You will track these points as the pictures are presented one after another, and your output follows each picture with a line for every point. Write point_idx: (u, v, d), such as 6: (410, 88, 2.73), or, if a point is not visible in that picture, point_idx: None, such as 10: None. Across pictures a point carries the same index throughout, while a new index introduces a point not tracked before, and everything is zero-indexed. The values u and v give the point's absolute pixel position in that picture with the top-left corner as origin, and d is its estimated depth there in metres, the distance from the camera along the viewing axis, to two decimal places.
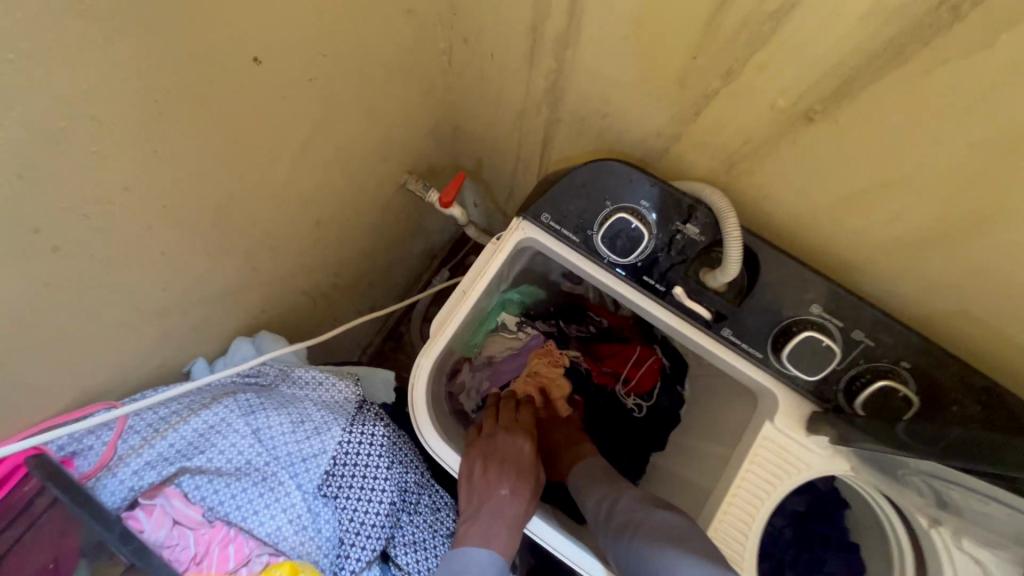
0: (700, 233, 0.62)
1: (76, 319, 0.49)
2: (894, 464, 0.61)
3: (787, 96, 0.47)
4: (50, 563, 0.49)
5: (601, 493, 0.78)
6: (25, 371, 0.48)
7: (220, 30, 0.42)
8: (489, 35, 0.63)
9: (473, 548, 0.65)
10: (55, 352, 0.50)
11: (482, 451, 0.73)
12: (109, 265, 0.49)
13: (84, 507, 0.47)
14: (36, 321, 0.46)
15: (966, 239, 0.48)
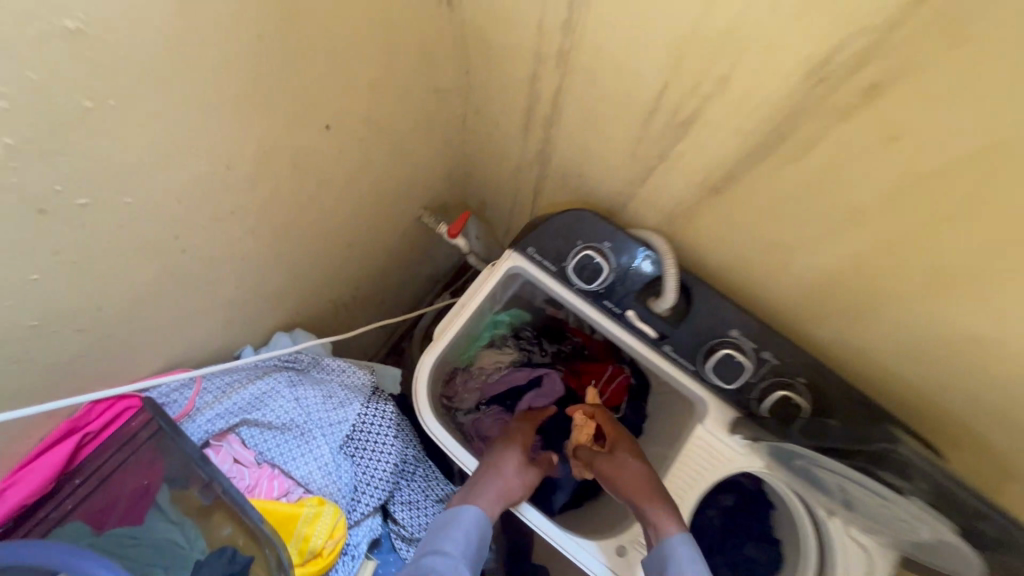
0: (647, 268, 0.81)
1: (178, 313, 0.66)
2: (797, 457, 0.73)
3: (701, 177, 0.65)
4: (143, 483, 0.66)
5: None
6: (143, 353, 0.64)
7: (311, 108, 0.62)
8: (496, 110, 0.83)
9: (467, 505, 0.76)
10: (164, 337, 0.66)
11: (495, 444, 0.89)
12: (208, 271, 0.66)
13: (178, 434, 0.65)
14: (155, 311, 0.62)
15: (831, 284, 0.66)
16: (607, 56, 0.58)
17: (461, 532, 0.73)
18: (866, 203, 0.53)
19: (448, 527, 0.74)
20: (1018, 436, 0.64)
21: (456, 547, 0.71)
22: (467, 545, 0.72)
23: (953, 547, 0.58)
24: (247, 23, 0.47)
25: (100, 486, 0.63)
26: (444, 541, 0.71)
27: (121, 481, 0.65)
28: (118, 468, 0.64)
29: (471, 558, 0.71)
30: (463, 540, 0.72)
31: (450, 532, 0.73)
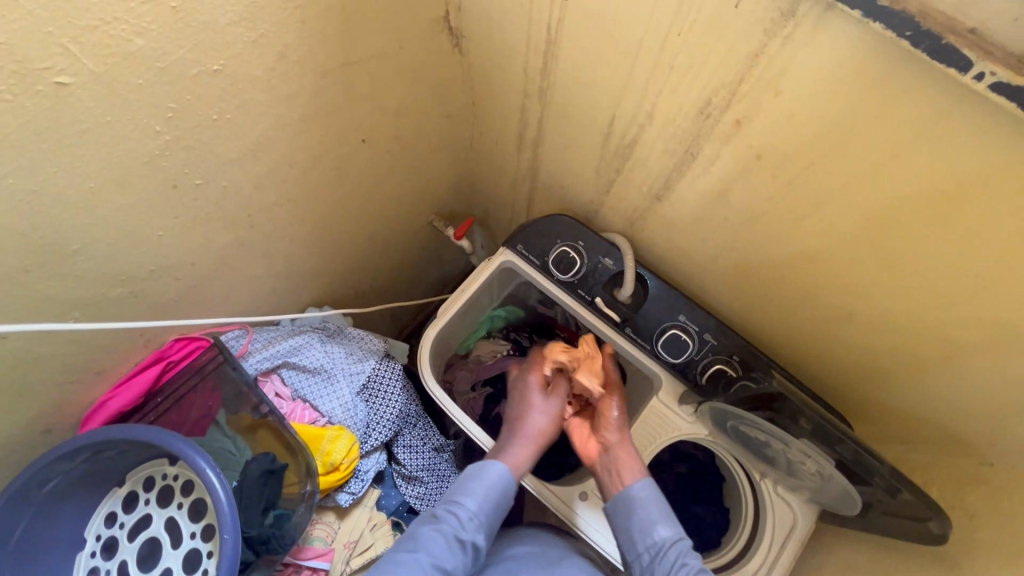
0: (612, 263, 1.00)
1: (243, 278, 0.85)
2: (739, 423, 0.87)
3: (646, 186, 0.84)
4: (208, 403, 0.87)
5: (644, 522, 0.81)
6: (214, 305, 0.83)
7: (354, 126, 0.83)
8: (494, 134, 1.04)
9: (492, 463, 0.85)
10: (229, 297, 0.85)
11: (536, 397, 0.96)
12: (267, 247, 0.86)
13: (235, 367, 0.85)
14: (227, 273, 0.81)
15: (749, 273, 0.84)
16: (574, 94, 0.78)
17: (481, 489, 0.83)
18: (756, 207, 0.71)
19: (473, 484, 0.83)
20: (892, 391, 0.81)
21: (472, 502, 0.82)
22: (485, 502, 0.83)
23: (830, 473, 0.79)
24: (318, 68, 0.69)
25: (179, 402, 0.85)
26: (463, 495, 0.82)
27: (192, 400, 0.86)
28: (190, 391, 0.85)
29: (487, 513, 0.83)
30: (481, 496, 0.83)
31: (470, 488, 0.83)
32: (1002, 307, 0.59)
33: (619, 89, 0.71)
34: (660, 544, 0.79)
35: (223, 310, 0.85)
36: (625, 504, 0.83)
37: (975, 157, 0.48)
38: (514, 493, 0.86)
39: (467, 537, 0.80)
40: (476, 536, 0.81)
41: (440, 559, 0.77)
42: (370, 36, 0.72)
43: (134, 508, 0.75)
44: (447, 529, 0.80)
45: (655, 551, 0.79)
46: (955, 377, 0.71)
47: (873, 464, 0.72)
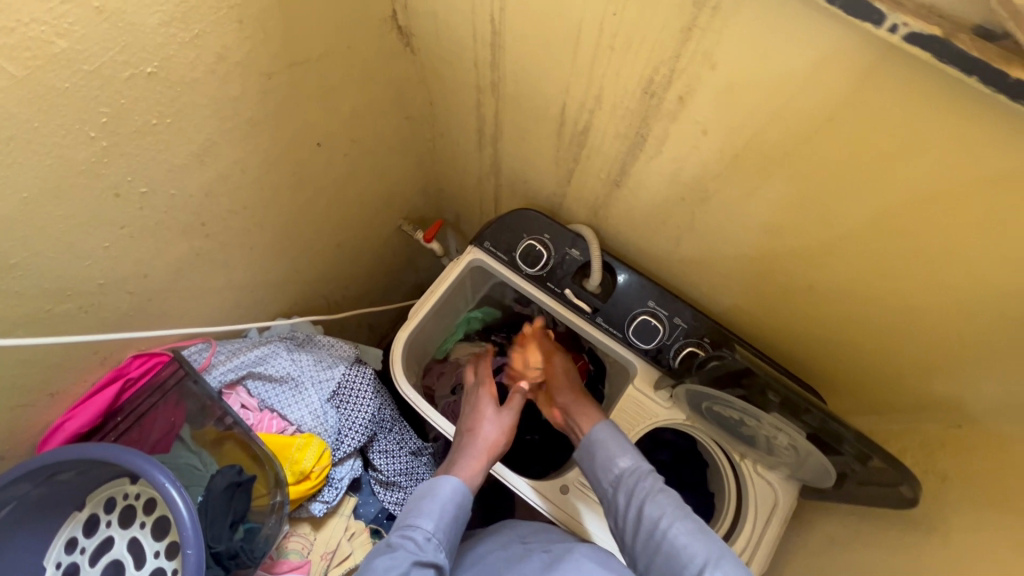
0: (579, 254, 1.00)
1: (202, 289, 0.83)
2: (713, 404, 0.87)
3: (604, 171, 0.84)
4: (171, 418, 0.85)
5: (604, 460, 0.89)
6: (174, 319, 0.81)
7: (307, 128, 0.82)
8: (455, 133, 1.04)
9: (446, 479, 0.84)
10: (189, 309, 0.83)
11: (489, 407, 0.98)
12: (225, 256, 0.84)
13: (198, 381, 0.83)
14: (184, 284, 0.79)
15: (712, 252, 0.84)
16: (525, 83, 0.79)
17: (436, 508, 0.81)
18: (710, 183, 0.72)
19: (429, 503, 0.81)
20: (859, 361, 0.81)
21: (429, 523, 0.79)
22: (441, 519, 0.80)
23: (805, 446, 0.79)
24: (261, 69, 0.68)
25: (140, 421, 0.83)
26: (419, 517, 0.80)
27: (155, 416, 0.84)
28: (152, 407, 0.83)
29: (446, 532, 0.80)
30: (438, 515, 0.80)
31: (425, 510, 0.81)
32: (954, 263, 0.59)
33: (567, 76, 0.72)
34: (621, 474, 0.87)
35: (182, 322, 0.83)
36: (586, 449, 0.92)
37: (906, 113, 0.49)
38: (469, 507, 0.85)
39: (429, 558, 0.76)
40: (436, 554, 0.77)
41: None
42: (315, 36, 0.71)
43: (96, 531, 0.72)
44: (408, 553, 0.75)
45: (619, 483, 0.87)
46: (917, 339, 0.71)
47: (840, 431, 0.72)
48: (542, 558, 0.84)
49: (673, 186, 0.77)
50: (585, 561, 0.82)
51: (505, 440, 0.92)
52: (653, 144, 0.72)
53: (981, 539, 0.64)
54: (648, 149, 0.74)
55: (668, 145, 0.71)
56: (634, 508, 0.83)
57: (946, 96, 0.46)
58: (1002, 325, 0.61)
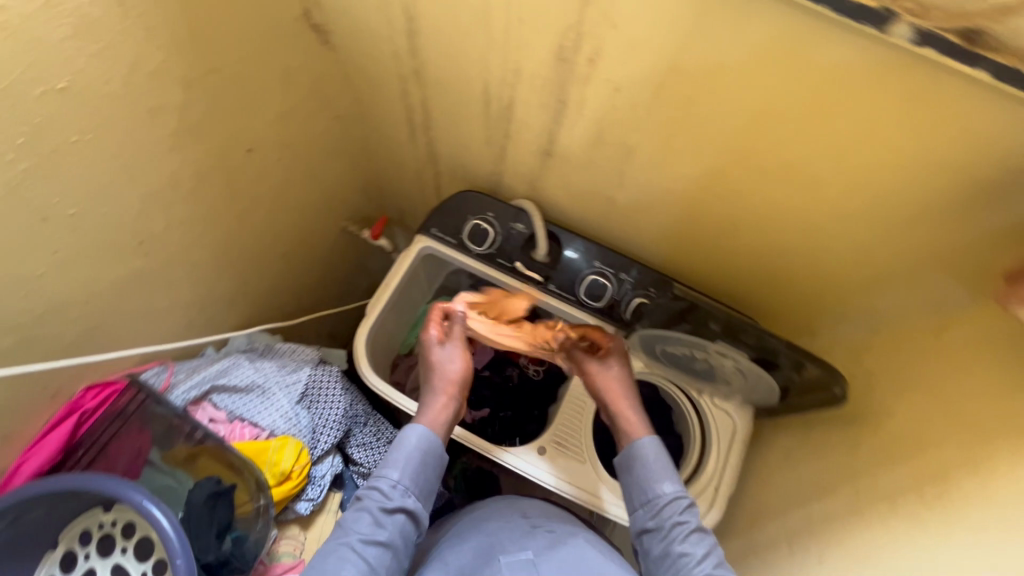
0: (523, 227, 1.03)
1: (150, 311, 0.82)
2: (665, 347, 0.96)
3: (535, 143, 0.89)
4: (138, 444, 0.84)
5: (645, 480, 0.82)
6: (125, 343, 0.80)
7: (235, 134, 0.82)
8: (386, 126, 1.06)
9: (410, 426, 0.81)
10: (140, 332, 0.82)
11: (438, 351, 0.91)
12: (170, 274, 0.83)
13: (161, 401, 0.83)
14: (129, 306, 0.78)
15: (644, 207, 0.90)
16: (447, 67, 0.82)
17: (402, 457, 0.78)
18: (629, 139, 0.77)
19: (394, 453, 0.79)
20: (787, 287, 0.90)
21: (394, 471, 0.77)
22: (410, 467, 0.78)
23: (749, 367, 0.89)
24: (179, 77, 0.68)
25: (104, 451, 0.82)
26: (388, 468, 0.78)
27: (119, 444, 0.83)
28: (115, 436, 0.82)
29: (414, 477, 0.78)
30: (404, 464, 0.78)
31: (390, 459, 0.79)
32: (844, 180, 0.67)
33: (484, 54, 0.75)
34: (658, 501, 0.80)
35: (134, 347, 0.82)
36: (626, 461, 0.84)
37: (780, 48, 0.56)
38: (441, 450, 0.82)
39: (396, 505, 0.75)
40: (406, 500, 0.76)
41: (372, 533, 0.73)
42: (228, 39, 0.72)
43: (75, 566, 0.71)
44: (374, 504, 0.75)
45: (653, 508, 0.80)
46: (830, 258, 0.80)
47: (774, 345, 0.86)
48: (545, 537, 0.82)
49: (598, 147, 0.82)
50: (588, 551, 0.79)
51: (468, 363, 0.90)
52: (573, 108, 0.77)
53: (902, 419, 0.73)
54: (571, 115, 0.78)
55: (587, 108, 0.76)
56: (663, 540, 0.77)
57: (808, 26, 0.53)
58: (895, 228, 0.70)
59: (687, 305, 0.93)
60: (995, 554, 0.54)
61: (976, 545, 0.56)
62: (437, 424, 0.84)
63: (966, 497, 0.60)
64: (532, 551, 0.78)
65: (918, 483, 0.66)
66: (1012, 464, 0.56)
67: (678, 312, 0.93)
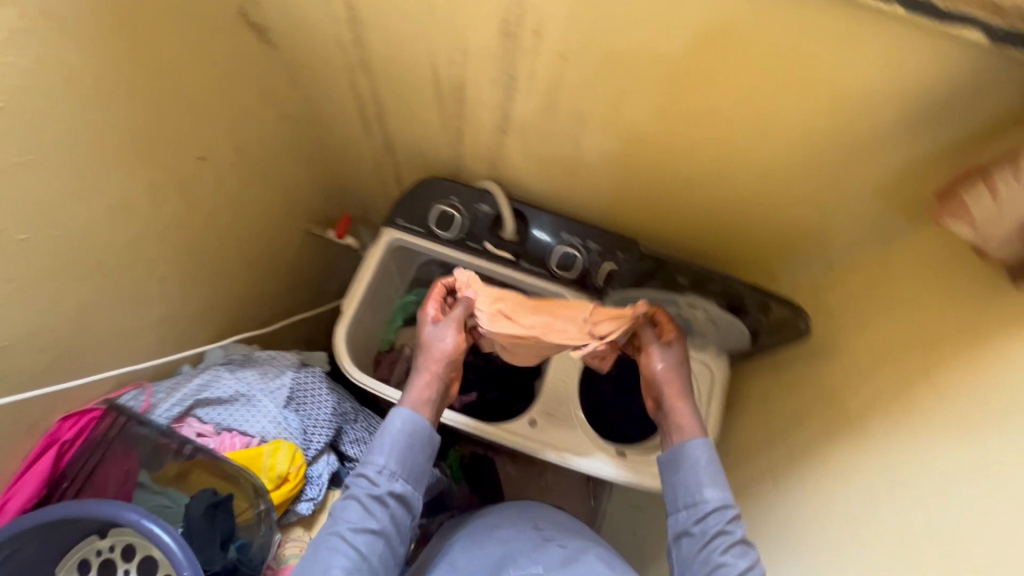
0: (489, 208, 1.05)
1: (118, 332, 0.80)
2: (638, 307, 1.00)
3: (491, 122, 0.90)
4: (125, 469, 0.82)
5: (692, 484, 0.77)
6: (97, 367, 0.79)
7: (185, 142, 0.80)
8: (339, 121, 1.05)
9: (395, 410, 0.81)
10: (110, 355, 0.80)
11: (428, 330, 0.87)
12: (134, 293, 0.81)
13: (145, 422, 0.81)
14: (96, 329, 0.76)
15: (604, 174, 0.92)
16: (394, 53, 0.82)
17: (388, 442, 0.78)
18: (581, 107, 0.79)
19: (380, 439, 0.79)
20: (746, 237, 0.94)
21: (380, 457, 0.78)
22: (396, 452, 0.78)
23: (721, 315, 0.94)
24: (117, 85, 0.66)
25: (91, 477, 0.81)
26: (375, 453, 0.78)
27: (106, 470, 0.82)
28: (99, 463, 0.81)
29: (400, 462, 0.78)
30: (390, 449, 0.78)
31: (375, 445, 0.79)
32: (784, 126, 0.71)
33: (430, 37, 0.76)
34: (703, 508, 0.75)
35: (106, 371, 0.80)
36: (672, 460, 0.79)
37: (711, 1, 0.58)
38: (430, 432, 0.81)
39: (383, 491, 0.76)
40: (393, 485, 0.77)
41: (361, 521, 0.74)
42: (163, 44, 0.70)
43: None
44: (361, 492, 0.76)
45: (696, 514, 0.75)
46: (777, 204, 0.84)
47: (739, 290, 0.93)
48: (557, 551, 0.82)
49: (553, 119, 0.84)
50: (599, 562, 0.79)
51: (462, 342, 0.86)
52: (522, 81, 0.78)
53: (861, 341, 0.79)
54: (522, 89, 0.80)
55: (536, 80, 0.77)
56: (703, 549, 0.73)
57: None
58: (836, 167, 0.74)
59: (654, 263, 0.97)
60: (958, 458, 0.59)
61: (938, 453, 0.61)
62: (423, 403, 0.83)
63: (921, 405, 0.65)
64: (543, 568, 0.78)
65: (880, 398, 0.72)
66: (959, 367, 0.62)
67: (647, 271, 0.98)
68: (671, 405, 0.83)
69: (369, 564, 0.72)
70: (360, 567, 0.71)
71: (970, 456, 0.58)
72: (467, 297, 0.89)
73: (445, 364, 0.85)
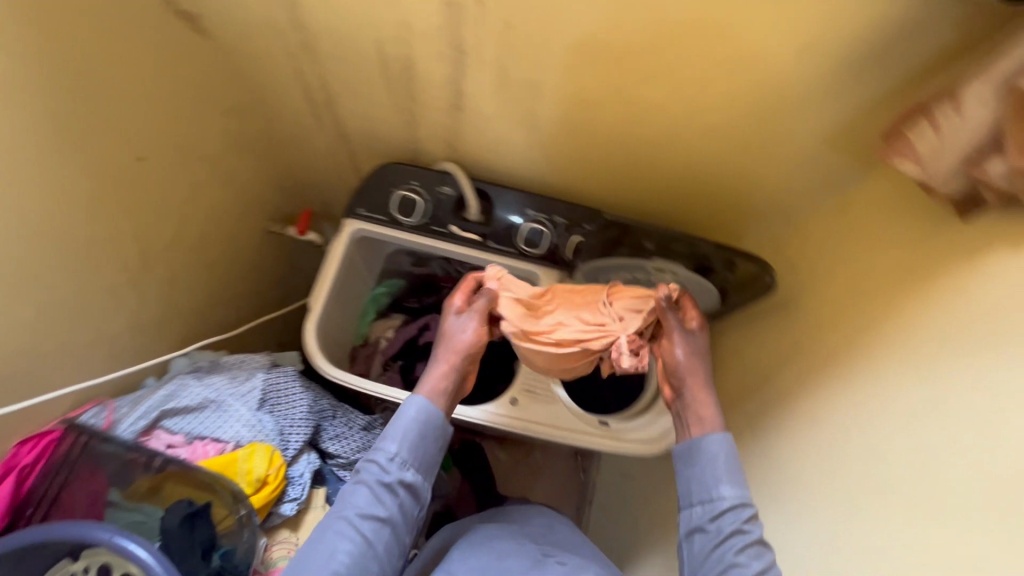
0: (451, 190, 1.02)
1: (69, 347, 0.77)
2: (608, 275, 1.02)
3: (442, 99, 0.88)
4: (93, 487, 0.80)
5: (708, 480, 0.73)
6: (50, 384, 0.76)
7: (119, 141, 0.76)
8: (287, 110, 1.01)
9: (411, 398, 0.80)
10: (63, 371, 0.77)
11: (451, 319, 0.87)
12: (81, 305, 0.77)
13: (108, 439, 0.77)
14: (41, 344, 0.73)
15: (564, 145, 0.91)
16: (332, 33, 0.79)
17: (400, 429, 0.77)
18: (530, 76, 0.78)
19: (392, 426, 0.78)
20: (709, 198, 0.95)
21: (391, 445, 0.76)
22: (407, 440, 0.77)
23: (688, 276, 0.95)
24: (27, 81, 0.62)
25: (57, 498, 0.78)
26: (385, 440, 0.77)
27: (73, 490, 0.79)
28: (65, 484, 0.78)
29: (411, 451, 0.76)
30: (402, 436, 0.77)
31: (389, 432, 0.77)
32: (732, 82, 0.71)
33: (367, 12, 0.74)
34: (720, 505, 0.71)
35: (60, 388, 0.77)
36: (689, 454, 0.76)
37: None
38: (443, 421, 0.80)
39: (394, 479, 0.75)
40: (403, 474, 0.75)
41: (370, 507, 0.73)
42: (77, 35, 0.66)
43: None
44: (371, 478, 0.74)
45: (710, 511, 0.71)
46: (733, 162, 0.85)
47: (705, 251, 0.93)
48: (557, 569, 0.78)
49: (503, 90, 0.82)
50: None
51: (481, 336, 0.85)
52: (466, 53, 0.77)
53: (823, 288, 0.81)
54: (467, 61, 0.78)
55: (479, 50, 0.76)
56: (717, 547, 0.69)
57: None
58: (790, 118, 0.74)
59: (618, 231, 0.97)
60: (922, 390, 0.61)
61: (908, 390, 0.62)
62: (438, 393, 0.82)
63: (884, 343, 0.67)
64: None
65: (846, 341, 0.74)
66: (919, 302, 0.64)
67: (613, 239, 0.98)
68: (692, 396, 0.80)
69: (374, 550, 0.71)
70: (366, 554, 0.70)
71: (933, 386, 0.60)
72: (490, 289, 0.86)
73: (464, 356, 0.84)
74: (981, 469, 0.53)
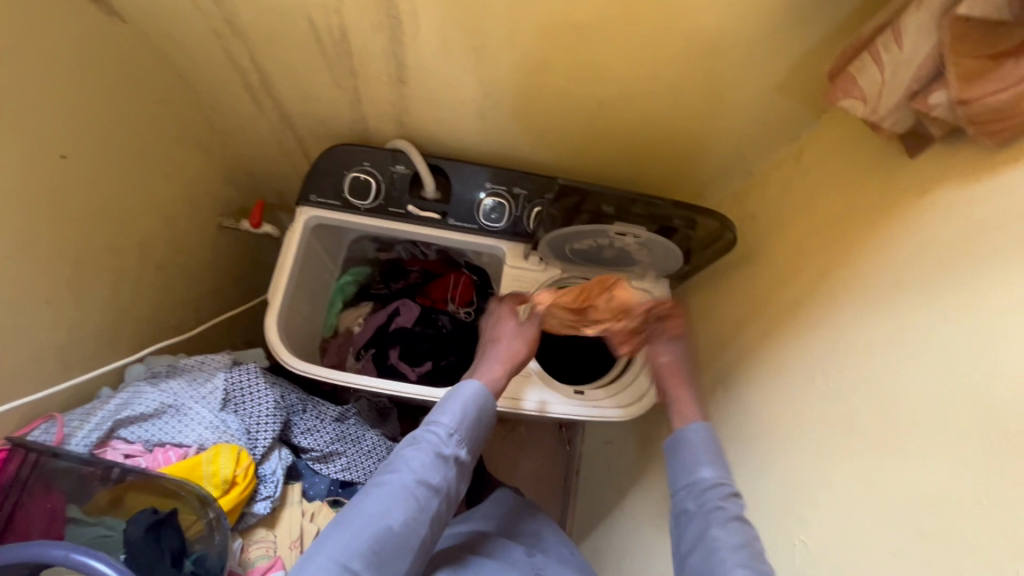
0: (404, 167, 0.99)
1: (10, 367, 0.72)
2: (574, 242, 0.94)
3: (385, 73, 0.84)
4: (49, 506, 0.74)
5: (688, 463, 0.73)
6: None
7: (37, 140, 0.70)
8: (223, 96, 0.95)
9: (467, 379, 0.80)
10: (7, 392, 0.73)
11: (509, 320, 0.94)
12: (18, 321, 0.72)
13: (59, 456, 0.74)
14: None
15: (517, 113, 0.88)
16: (260, 7, 0.74)
17: (457, 404, 0.76)
18: (474, 42, 0.75)
19: (448, 401, 0.77)
20: (667, 158, 0.93)
21: (449, 419, 0.75)
22: (463, 415, 0.76)
23: (648, 237, 0.91)
24: None
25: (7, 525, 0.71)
26: (439, 412, 0.75)
27: (27, 513, 0.73)
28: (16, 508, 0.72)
29: (468, 429, 0.76)
30: (459, 413, 0.76)
31: (446, 405, 0.76)
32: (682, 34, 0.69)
33: None
34: (699, 485, 0.71)
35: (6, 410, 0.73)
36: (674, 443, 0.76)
37: None
38: (493, 408, 0.80)
39: (451, 453, 0.73)
40: (457, 450, 0.74)
41: (426, 474, 0.71)
42: None
43: None
44: (430, 448, 0.72)
45: (693, 492, 0.71)
46: (689, 119, 0.84)
47: (666, 212, 0.89)
48: None
49: (449, 59, 0.78)
50: None
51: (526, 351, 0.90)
52: (406, 21, 0.73)
53: (783, 241, 0.81)
54: (408, 29, 0.74)
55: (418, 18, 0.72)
56: (699, 526, 0.68)
57: None
58: (741, 67, 0.73)
59: (578, 197, 0.90)
60: (877, 329, 0.61)
61: (866, 334, 0.63)
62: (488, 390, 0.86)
63: (842, 289, 0.68)
64: None
65: (806, 289, 0.74)
66: (874, 245, 0.64)
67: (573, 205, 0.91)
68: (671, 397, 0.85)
69: (424, 518, 0.69)
70: (420, 518, 0.68)
71: (885, 326, 0.60)
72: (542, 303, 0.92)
73: (509, 364, 0.89)
74: (974, 415, 0.49)
